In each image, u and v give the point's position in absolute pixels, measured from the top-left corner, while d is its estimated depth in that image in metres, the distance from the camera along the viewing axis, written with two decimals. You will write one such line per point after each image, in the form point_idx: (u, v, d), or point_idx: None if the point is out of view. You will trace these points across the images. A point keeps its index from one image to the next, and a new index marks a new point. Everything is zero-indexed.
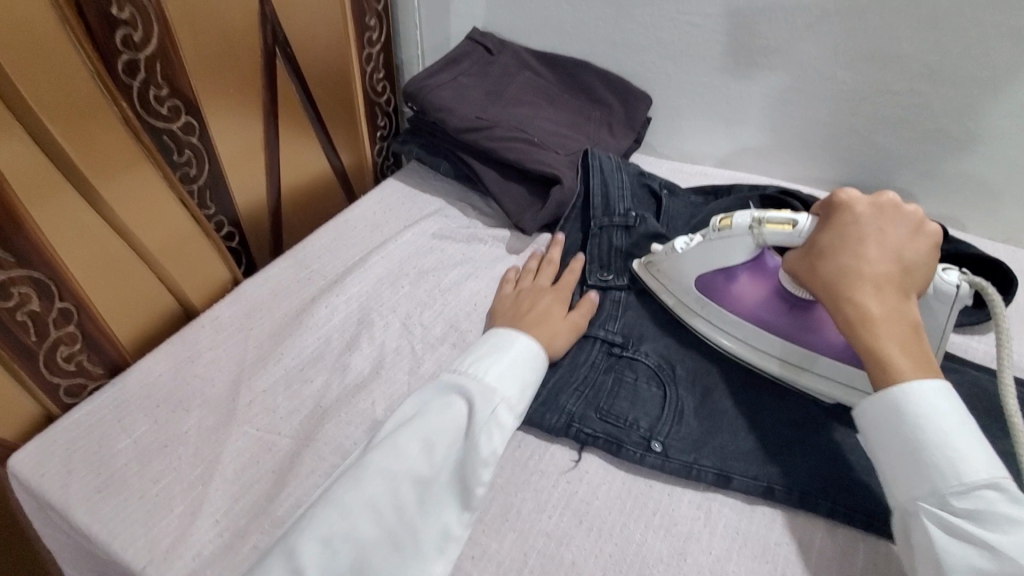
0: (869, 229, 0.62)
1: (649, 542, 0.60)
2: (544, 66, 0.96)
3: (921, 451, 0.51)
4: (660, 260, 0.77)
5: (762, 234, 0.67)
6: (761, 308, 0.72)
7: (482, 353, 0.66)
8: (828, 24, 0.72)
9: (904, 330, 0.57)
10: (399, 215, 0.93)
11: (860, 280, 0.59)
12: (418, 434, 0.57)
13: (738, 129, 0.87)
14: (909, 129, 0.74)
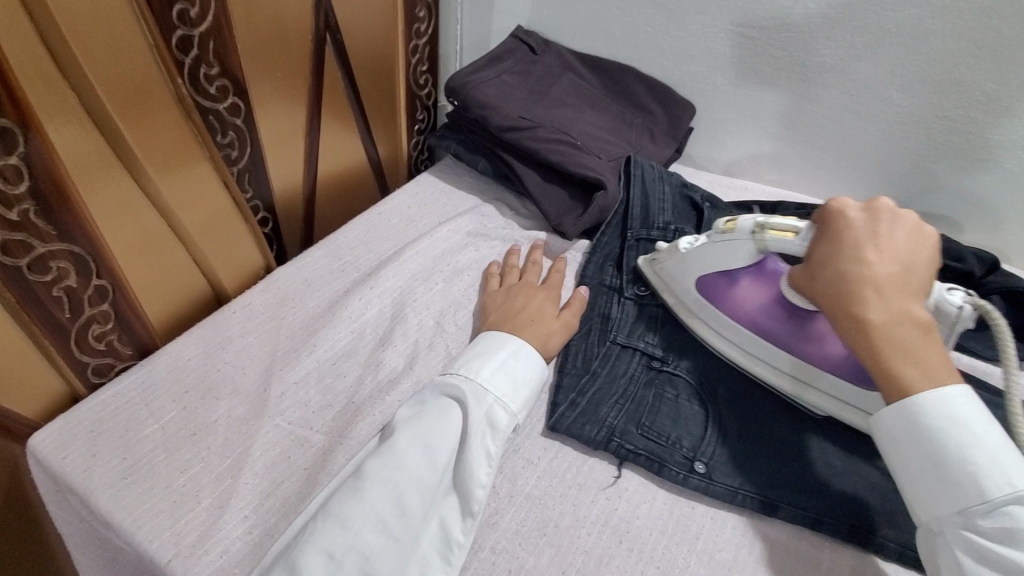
0: (860, 231, 0.50)
1: (693, 569, 0.48)
2: (586, 68, 0.92)
3: (933, 463, 0.43)
4: (665, 261, 0.65)
5: (765, 242, 0.56)
6: (764, 314, 0.59)
7: (496, 346, 0.56)
8: (888, 45, 0.73)
9: (916, 337, 0.46)
10: (436, 210, 0.81)
11: (860, 286, 0.47)
12: (452, 414, 0.49)
13: (781, 144, 0.88)
14: (955, 155, 0.77)
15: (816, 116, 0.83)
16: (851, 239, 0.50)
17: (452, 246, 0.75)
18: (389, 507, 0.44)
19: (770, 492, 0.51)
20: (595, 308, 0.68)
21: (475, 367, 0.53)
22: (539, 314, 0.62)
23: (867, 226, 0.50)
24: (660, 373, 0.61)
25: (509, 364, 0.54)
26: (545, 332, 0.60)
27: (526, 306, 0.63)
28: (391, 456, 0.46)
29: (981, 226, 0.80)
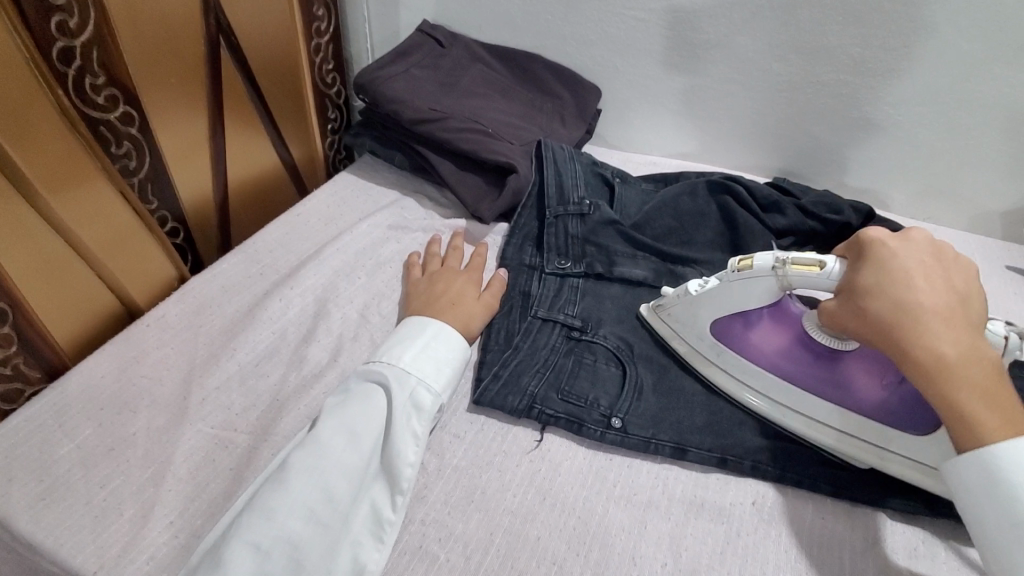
0: (905, 260, 0.49)
1: (611, 513, 0.51)
2: (494, 58, 0.95)
3: (1007, 506, 0.42)
4: (672, 307, 0.61)
5: (788, 278, 0.53)
6: (790, 361, 0.56)
7: (419, 330, 0.57)
8: (763, 20, 0.79)
9: (987, 370, 0.45)
10: (355, 207, 0.82)
11: (924, 319, 0.46)
12: (376, 401, 0.51)
13: (682, 119, 0.93)
14: (833, 117, 0.84)
15: (710, 90, 0.88)
16: (901, 270, 0.49)
17: (373, 240, 0.76)
18: (315, 494, 0.45)
19: (678, 437, 0.56)
20: (516, 286, 0.70)
21: (398, 353, 0.54)
22: (460, 297, 0.64)
23: (913, 259, 0.50)
24: (579, 342, 0.64)
25: (431, 346, 0.56)
26: (466, 314, 0.62)
27: (449, 290, 0.64)
28: (316, 447, 0.47)
29: (862, 180, 0.88)
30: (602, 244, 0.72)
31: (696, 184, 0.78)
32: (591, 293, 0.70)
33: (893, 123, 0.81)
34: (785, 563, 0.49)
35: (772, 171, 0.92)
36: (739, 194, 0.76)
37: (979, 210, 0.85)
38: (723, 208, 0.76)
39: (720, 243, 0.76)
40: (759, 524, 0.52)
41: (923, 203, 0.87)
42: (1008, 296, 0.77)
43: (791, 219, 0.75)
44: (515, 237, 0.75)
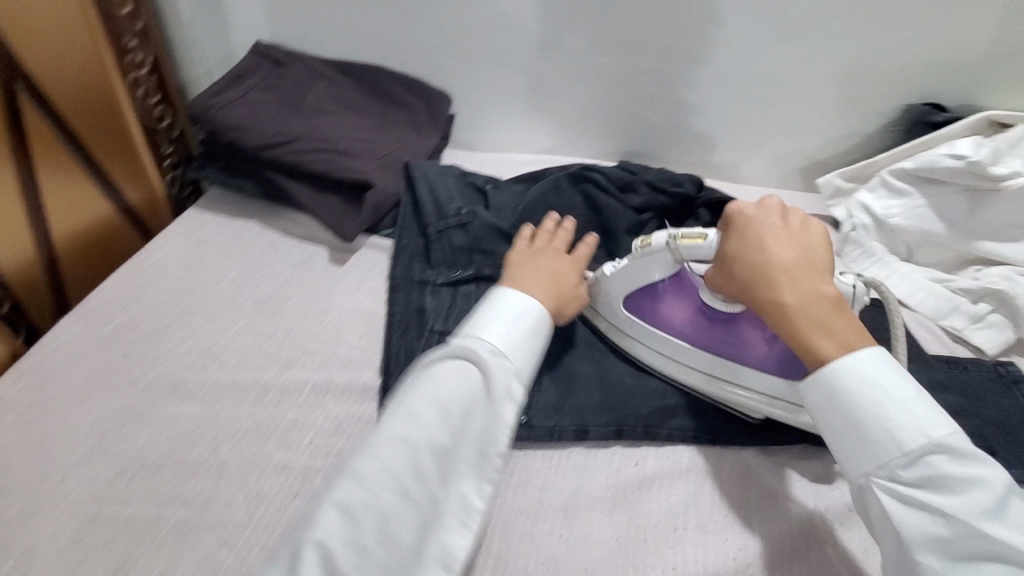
0: (756, 224, 0.54)
1: (506, 503, 0.52)
2: (339, 74, 0.93)
3: (850, 423, 0.46)
4: (590, 284, 0.65)
5: (679, 251, 0.57)
6: (688, 324, 0.60)
7: (512, 304, 0.56)
8: (580, 18, 0.86)
9: (826, 309, 0.49)
10: (214, 247, 0.74)
11: (773, 272, 0.51)
12: (467, 380, 0.50)
13: (531, 116, 0.98)
14: (660, 101, 0.93)
15: (549, 86, 0.94)
16: (758, 236, 0.53)
17: (229, 276, 0.70)
18: (389, 481, 0.44)
19: (580, 420, 0.57)
20: (409, 303, 0.66)
21: (494, 332, 0.53)
22: (560, 279, 0.62)
23: (769, 222, 0.54)
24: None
25: (518, 328, 0.54)
26: (564, 298, 0.61)
27: (551, 271, 0.62)
28: (416, 419, 0.47)
29: (693, 154, 0.98)
30: (490, 250, 0.72)
31: (557, 178, 0.79)
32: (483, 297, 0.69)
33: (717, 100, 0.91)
34: (670, 511, 0.52)
35: (617, 154, 1.00)
36: (596, 181, 0.79)
37: (792, 167, 0.96)
38: (587, 196, 0.79)
39: (589, 231, 0.77)
40: (645, 480, 0.54)
41: (748, 168, 0.98)
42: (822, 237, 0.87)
43: (645, 196, 0.80)
44: (403, 257, 0.72)
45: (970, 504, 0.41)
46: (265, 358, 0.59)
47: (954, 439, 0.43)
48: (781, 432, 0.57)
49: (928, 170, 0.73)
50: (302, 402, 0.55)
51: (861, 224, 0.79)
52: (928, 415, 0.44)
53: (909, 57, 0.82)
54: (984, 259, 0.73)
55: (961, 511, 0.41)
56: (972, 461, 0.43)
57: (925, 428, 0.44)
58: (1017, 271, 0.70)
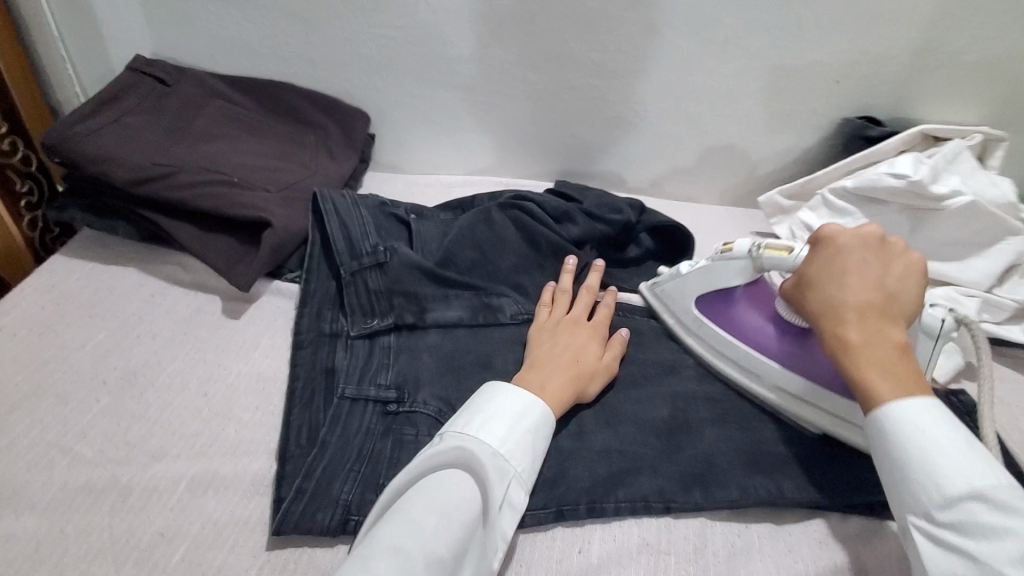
0: (849, 252, 0.51)
1: None
2: (237, 92, 0.82)
3: (893, 462, 0.43)
4: (665, 284, 0.64)
5: (760, 259, 0.55)
6: (759, 331, 0.58)
7: (513, 398, 0.49)
8: (507, 30, 0.79)
9: (892, 354, 0.46)
10: (73, 302, 0.62)
11: (842, 308, 0.49)
12: (467, 485, 0.44)
13: (459, 135, 0.90)
14: (596, 117, 0.87)
15: (477, 103, 0.87)
16: (834, 266, 0.50)
17: (92, 340, 0.58)
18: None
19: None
20: (314, 364, 0.57)
21: (495, 431, 0.47)
22: (581, 354, 0.56)
23: (862, 253, 0.51)
24: (397, 418, 0.52)
25: (524, 424, 0.48)
26: (586, 376, 0.55)
27: (572, 345, 0.57)
28: (409, 527, 0.40)
29: (632, 172, 0.93)
30: (412, 292, 0.63)
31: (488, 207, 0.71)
32: (405, 349, 0.60)
33: (654, 115, 0.86)
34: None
35: (553, 173, 0.95)
36: (532, 207, 0.71)
37: (732, 184, 0.93)
38: (519, 226, 0.70)
39: (526, 264, 0.69)
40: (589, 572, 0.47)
41: (688, 185, 0.94)
42: None
43: (583, 226, 0.72)
44: (309, 305, 0.62)
45: (1003, 551, 0.37)
46: (130, 449, 0.49)
47: (997, 490, 0.39)
48: (736, 496, 0.51)
49: (869, 190, 0.69)
50: (174, 506, 0.46)
51: None
52: (970, 464, 0.40)
53: (844, 71, 0.79)
54: (928, 280, 0.71)
55: (991, 557, 0.37)
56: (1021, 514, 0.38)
57: (969, 476, 0.40)
58: (959, 291, 0.68)
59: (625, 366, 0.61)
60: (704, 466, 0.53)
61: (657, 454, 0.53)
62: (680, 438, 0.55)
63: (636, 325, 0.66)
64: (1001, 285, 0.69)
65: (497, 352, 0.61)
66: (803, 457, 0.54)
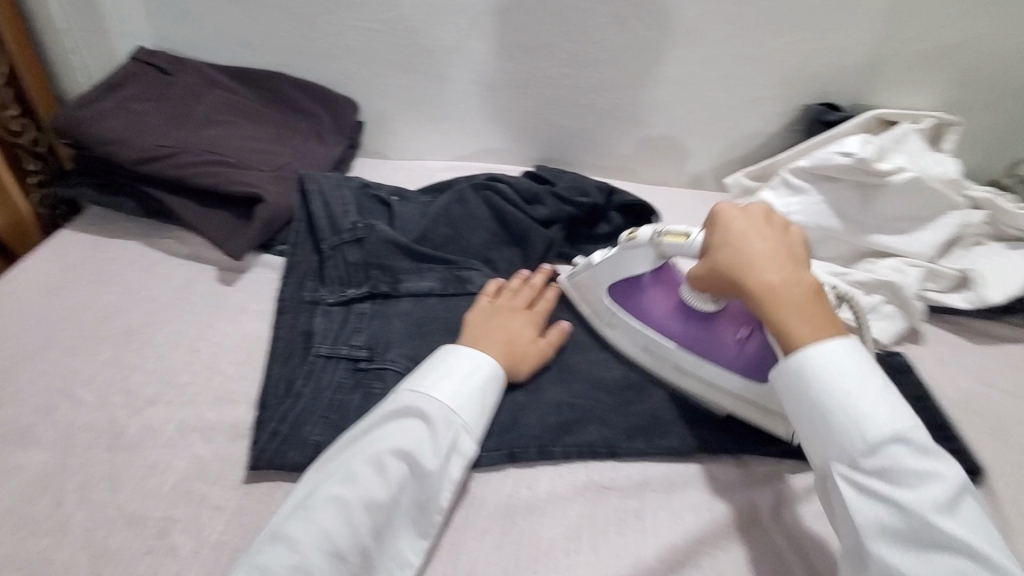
0: (745, 215, 0.53)
1: None
2: (234, 81, 0.88)
3: (819, 412, 0.45)
4: (580, 274, 0.63)
5: (664, 247, 0.56)
6: (670, 316, 0.59)
7: (463, 360, 0.54)
8: (484, 25, 0.84)
9: (806, 298, 0.49)
10: (81, 270, 0.68)
11: (756, 259, 0.50)
12: (413, 437, 0.48)
13: (443, 123, 0.95)
14: (571, 105, 0.91)
15: (458, 92, 0.92)
16: (742, 221, 0.52)
17: (97, 303, 0.64)
18: (322, 540, 0.42)
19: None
20: (295, 326, 0.61)
21: (443, 388, 0.51)
22: (514, 335, 0.59)
23: (752, 215, 0.53)
24: (366, 373, 0.57)
25: (470, 379, 0.53)
26: (516, 353, 0.58)
27: (507, 330, 0.59)
28: (354, 480, 0.45)
29: (607, 158, 0.97)
30: (388, 263, 0.68)
31: (461, 188, 0.76)
32: (379, 314, 0.64)
33: (625, 103, 0.90)
34: (562, 535, 0.49)
35: (532, 159, 0.99)
36: (504, 189, 0.76)
37: (703, 168, 0.97)
38: (491, 206, 0.75)
39: (496, 241, 0.74)
40: (537, 504, 0.51)
41: (661, 170, 0.98)
42: None
43: (551, 207, 0.76)
44: (293, 275, 0.67)
45: (925, 496, 0.40)
46: (128, 395, 0.55)
47: (912, 433, 0.43)
48: (678, 445, 0.55)
49: (822, 169, 0.74)
50: (166, 443, 0.52)
51: None
52: (891, 411, 0.43)
53: (805, 59, 0.83)
54: (877, 253, 0.76)
55: (915, 503, 0.40)
56: (931, 454, 0.42)
57: (891, 421, 0.43)
58: (904, 261, 0.73)
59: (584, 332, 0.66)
60: (649, 419, 0.57)
61: (607, 409, 0.58)
62: (629, 395, 0.59)
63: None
64: (944, 258, 0.75)
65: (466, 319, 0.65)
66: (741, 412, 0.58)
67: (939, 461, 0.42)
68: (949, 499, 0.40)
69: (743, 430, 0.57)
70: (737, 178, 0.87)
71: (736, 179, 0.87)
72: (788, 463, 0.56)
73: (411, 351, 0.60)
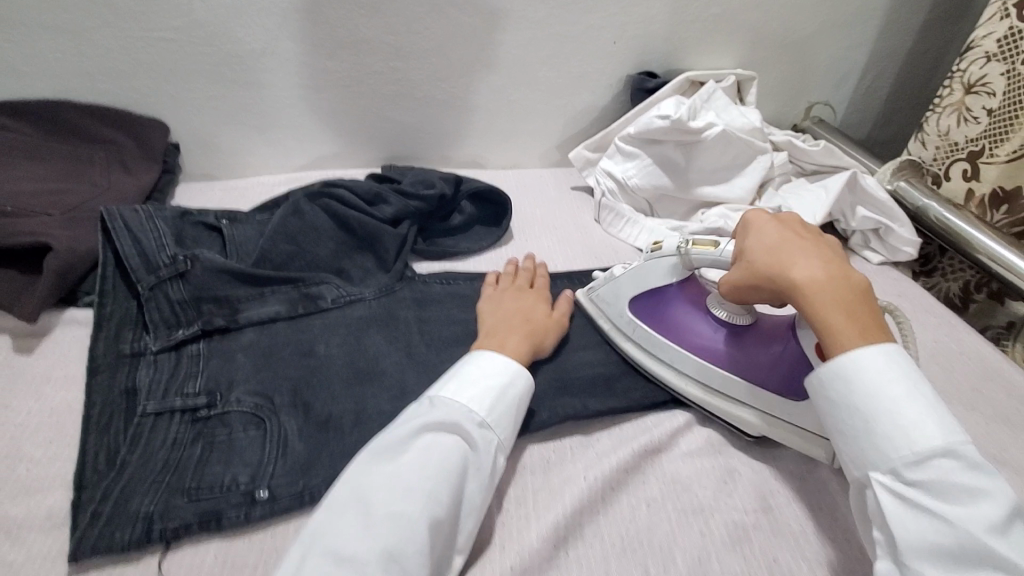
0: (787, 222, 0.52)
1: None
2: (4, 117, 0.75)
3: (865, 419, 0.42)
4: (601, 289, 0.64)
5: (688, 257, 0.57)
6: (695, 328, 0.58)
7: (492, 368, 0.50)
8: (295, 23, 0.78)
9: (859, 309, 0.45)
10: None
11: (799, 272, 0.47)
12: (457, 453, 0.44)
13: (272, 134, 0.89)
14: (407, 100, 0.89)
15: (282, 99, 0.85)
16: (778, 234, 0.50)
17: None
18: None
19: (334, 472, 0.49)
20: (114, 385, 0.54)
21: (472, 393, 0.48)
22: (532, 315, 0.60)
23: (791, 226, 0.52)
24: (208, 423, 0.52)
25: (508, 383, 0.50)
26: (541, 330, 0.59)
27: (521, 307, 0.61)
28: (410, 492, 0.41)
29: (454, 149, 0.96)
30: (221, 295, 0.61)
31: (294, 198, 0.71)
32: (217, 353, 0.59)
33: (459, 92, 0.90)
34: None
35: (379, 160, 0.95)
36: (342, 193, 0.72)
37: (548, 146, 0.99)
38: (332, 214, 0.71)
39: (344, 249, 0.70)
40: None
41: (510, 153, 0.99)
42: (581, 209, 0.90)
43: (396, 205, 0.74)
44: (104, 326, 0.57)
45: (976, 516, 0.37)
46: None
47: (965, 447, 0.39)
48: (546, 417, 0.54)
49: (646, 133, 0.79)
50: None
51: (608, 190, 0.85)
52: (943, 423, 0.40)
53: (618, 32, 0.88)
54: (706, 203, 0.83)
55: (965, 521, 0.37)
56: (983, 471, 0.38)
57: (943, 435, 0.39)
58: (727, 208, 0.80)
59: (447, 329, 0.64)
60: None
61: None
62: None
63: (464, 290, 0.70)
64: (760, 198, 0.83)
65: (321, 338, 0.61)
66: (609, 373, 0.60)
67: (994, 481, 0.38)
68: (1003, 521, 0.37)
69: (610, 394, 0.58)
70: (576, 153, 0.90)
71: (576, 153, 0.90)
72: (653, 412, 0.58)
73: (259, 384, 0.55)
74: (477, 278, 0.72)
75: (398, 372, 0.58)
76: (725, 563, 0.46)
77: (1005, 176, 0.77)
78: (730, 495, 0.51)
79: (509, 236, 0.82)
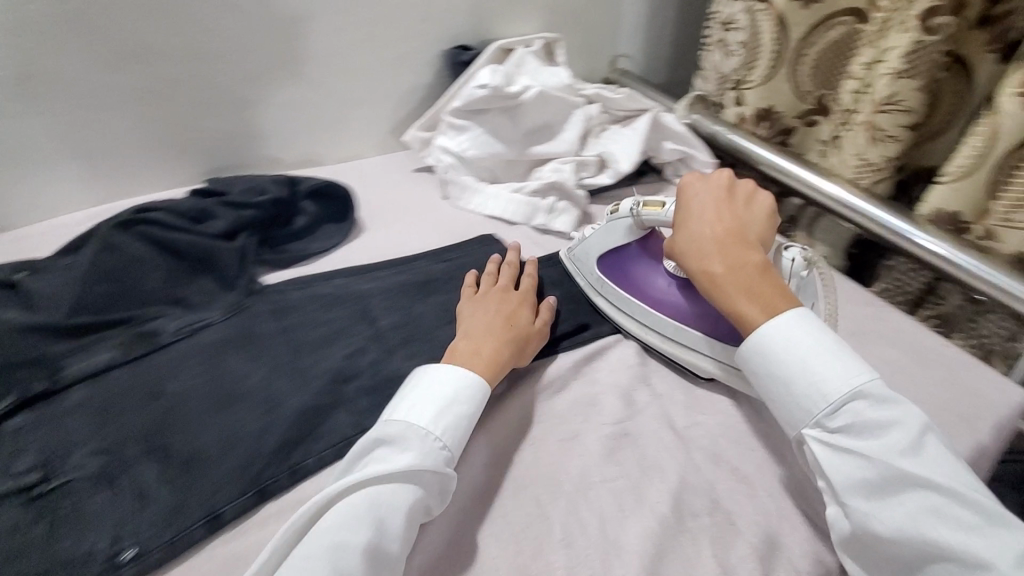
0: (710, 195, 0.60)
1: None
2: None
3: (781, 381, 0.49)
4: (576, 248, 0.71)
5: (641, 215, 0.65)
6: (653, 282, 0.65)
7: (453, 373, 0.51)
8: (56, 34, 0.68)
9: (754, 277, 0.53)
10: None
11: (705, 249, 0.56)
12: (422, 465, 0.45)
13: (60, 166, 0.77)
14: (216, 105, 0.82)
15: (64, 124, 0.74)
16: (696, 208, 0.59)
17: None
18: None
19: (209, 507, 0.47)
20: None
21: (433, 409, 0.48)
22: (514, 319, 0.60)
23: (712, 201, 0.60)
24: (47, 498, 0.46)
25: (474, 404, 0.51)
26: (520, 337, 0.58)
27: (504, 311, 0.60)
28: (358, 526, 0.41)
29: (282, 150, 0.91)
30: (31, 357, 0.54)
31: (97, 231, 0.64)
32: (44, 421, 0.52)
33: (272, 90, 0.85)
34: None
35: (201, 175, 0.87)
36: (158, 215, 0.66)
37: (382, 132, 0.98)
38: (150, 240, 0.65)
39: (175, 276, 0.64)
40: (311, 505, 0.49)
41: (344, 145, 0.96)
42: (427, 188, 0.91)
43: (225, 218, 0.69)
44: None
45: (889, 445, 0.44)
46: None
47: (869, 386, 0.46)
48: None
49: (471, 104, 0.83)
50: None
51: (449, 165, 0.87)
52: (849, 370, 0.47)
53: (423, 8, 0.89)
54: (540, 161, 0.88)
55: (882, 452, 0.44)
56: (887, 403, 0.46)
57: (848, 379, 0.47)
58: (559, 161, 0.86)
59: (310, 332, 0.62)
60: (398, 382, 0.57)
61: (359, 392, 0.56)
62: (368, 369, 0.58)
63: (321, 289, 0.67)
64: (586, 149, 0.90)
65: (170, 374, 0.56)
66: None
67: (898, 409, 0.45)
68: (914, 446, 0.44)
69: None
70: (409, 134, 0.91)
71: (409, 134, 0.90)
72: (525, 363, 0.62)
73: (103, 440, 0.50)
74: (332, 276, 0.70)
75: (264, 386, 0.55)
76: (602, 476, 0.51)
77: (762, 98, 0.89)
78: (598, 417, 0.56)
79: (359, 228, 0.80)
